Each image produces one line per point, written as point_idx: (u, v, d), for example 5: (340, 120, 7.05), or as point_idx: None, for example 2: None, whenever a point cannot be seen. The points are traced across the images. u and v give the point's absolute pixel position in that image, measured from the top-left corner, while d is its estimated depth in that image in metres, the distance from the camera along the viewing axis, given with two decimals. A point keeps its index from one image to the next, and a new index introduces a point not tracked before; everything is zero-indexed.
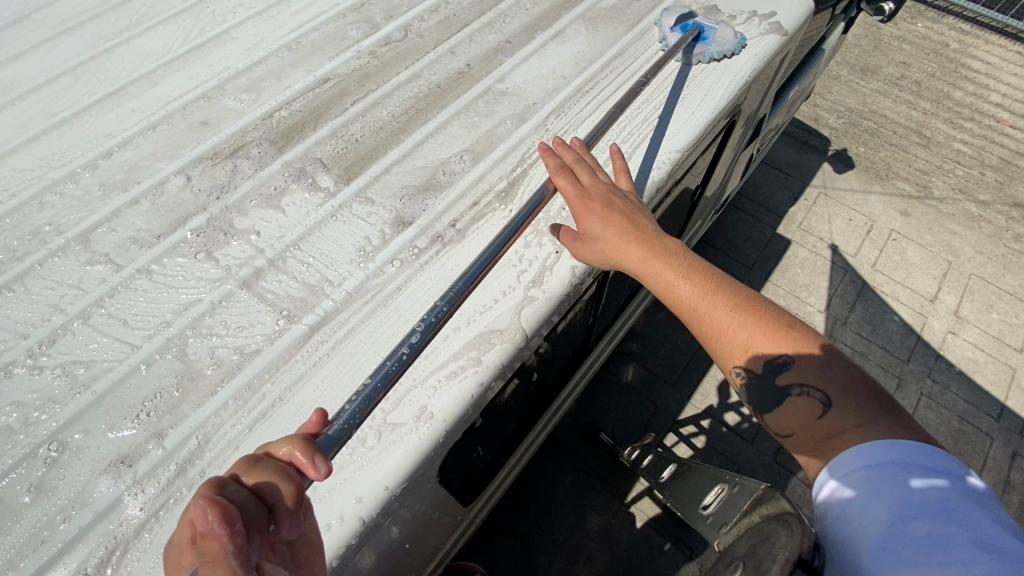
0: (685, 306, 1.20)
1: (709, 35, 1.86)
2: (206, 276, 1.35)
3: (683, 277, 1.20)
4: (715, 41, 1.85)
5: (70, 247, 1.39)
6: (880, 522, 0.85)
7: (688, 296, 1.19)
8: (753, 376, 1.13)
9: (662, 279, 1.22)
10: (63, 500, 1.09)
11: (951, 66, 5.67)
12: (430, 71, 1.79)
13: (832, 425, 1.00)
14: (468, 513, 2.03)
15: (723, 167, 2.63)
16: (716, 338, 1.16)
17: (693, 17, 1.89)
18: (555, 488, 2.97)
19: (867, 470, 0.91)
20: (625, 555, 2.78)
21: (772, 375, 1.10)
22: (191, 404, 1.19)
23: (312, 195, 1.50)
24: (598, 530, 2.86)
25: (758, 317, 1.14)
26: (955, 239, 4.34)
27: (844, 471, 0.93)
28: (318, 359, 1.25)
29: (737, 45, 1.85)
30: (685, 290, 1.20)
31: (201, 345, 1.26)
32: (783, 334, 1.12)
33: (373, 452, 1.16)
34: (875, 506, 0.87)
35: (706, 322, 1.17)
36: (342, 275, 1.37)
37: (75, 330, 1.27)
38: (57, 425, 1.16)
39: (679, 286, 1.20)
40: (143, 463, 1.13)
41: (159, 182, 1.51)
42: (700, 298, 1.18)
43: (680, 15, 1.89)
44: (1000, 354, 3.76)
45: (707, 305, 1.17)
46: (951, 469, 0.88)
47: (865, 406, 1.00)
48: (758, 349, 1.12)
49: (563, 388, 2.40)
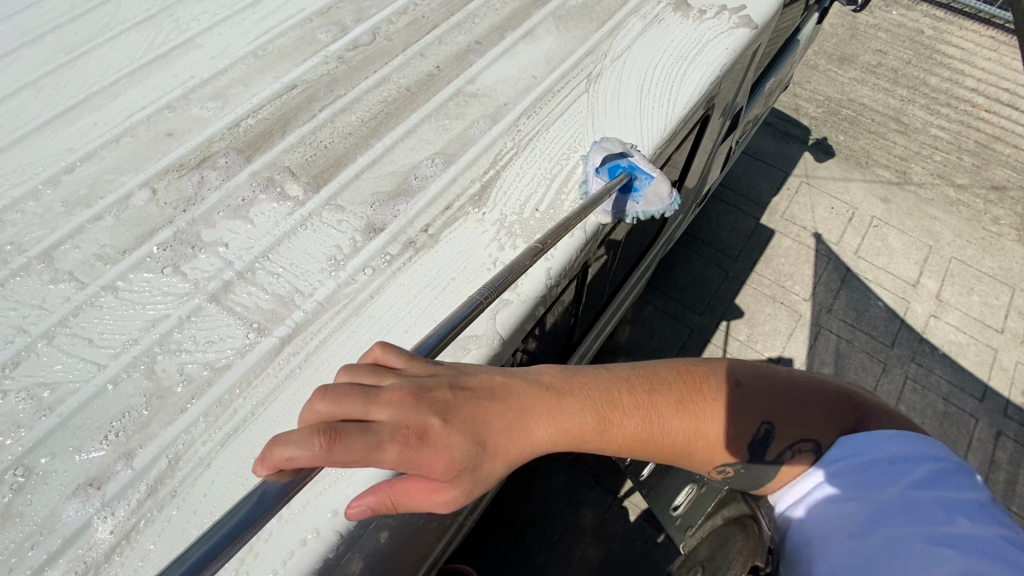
0: (640, 444, 1.07)
1: (642, 186, 1.46)
2: (174, 291, 1.33)
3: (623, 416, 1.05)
4: (645, 199, 1.44)
5: (33, 266, 1.35)
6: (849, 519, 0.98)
7: (632, 434, 1.05)
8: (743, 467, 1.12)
9: (599, 432, 1.04)
10: (30, 527, 1.06)
11: (925, 52, 5.73)
12: (399, 74, 1.77)
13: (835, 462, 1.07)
14: (457, 517, 2.02)
15: (700, 161, 2.64)
16: (685, 450, 1.10)
17: (627, 156, 1.48)
18: (546, 486, 2.96)
19: (835, 471, 1.04)
20: (618, 551, 2.79)
21: (761, 454, 1.10)
22: (161, 422, 1.17)
23: (281, 204, 1.48)
24: (591, 527, 2.86)
25: (690, 406, 1.09)
26: (935, 224, 4.40)
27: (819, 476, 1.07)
28: (291, 371, 1.23)
29: (670, 207, 1.44)
30: (626, 428, 1.05)
31: (170, 361, 1.24)
32: (741, 411, 1.10)
33: (349, 463, 1.15)
34: (844, 506, 1.00)
35: (668, 443, 1.08)
36: (313, 284, 1.35)
37: (40, 350, 1.24)
38: (22, 450, 1.13)
39: (603, 430, 1.04)
40: (113, 485, 1.10)
41: (124, 196, 1.48)
42: (640, 429, 1.05)
43: (609, 154, 1.49)
44: (981, 336, 3.82)
45: (660, 423, 1.07)
46: (912, 463, 0.98)
47: (838, 418, 1.10)
48: (737, 440, 1.10)
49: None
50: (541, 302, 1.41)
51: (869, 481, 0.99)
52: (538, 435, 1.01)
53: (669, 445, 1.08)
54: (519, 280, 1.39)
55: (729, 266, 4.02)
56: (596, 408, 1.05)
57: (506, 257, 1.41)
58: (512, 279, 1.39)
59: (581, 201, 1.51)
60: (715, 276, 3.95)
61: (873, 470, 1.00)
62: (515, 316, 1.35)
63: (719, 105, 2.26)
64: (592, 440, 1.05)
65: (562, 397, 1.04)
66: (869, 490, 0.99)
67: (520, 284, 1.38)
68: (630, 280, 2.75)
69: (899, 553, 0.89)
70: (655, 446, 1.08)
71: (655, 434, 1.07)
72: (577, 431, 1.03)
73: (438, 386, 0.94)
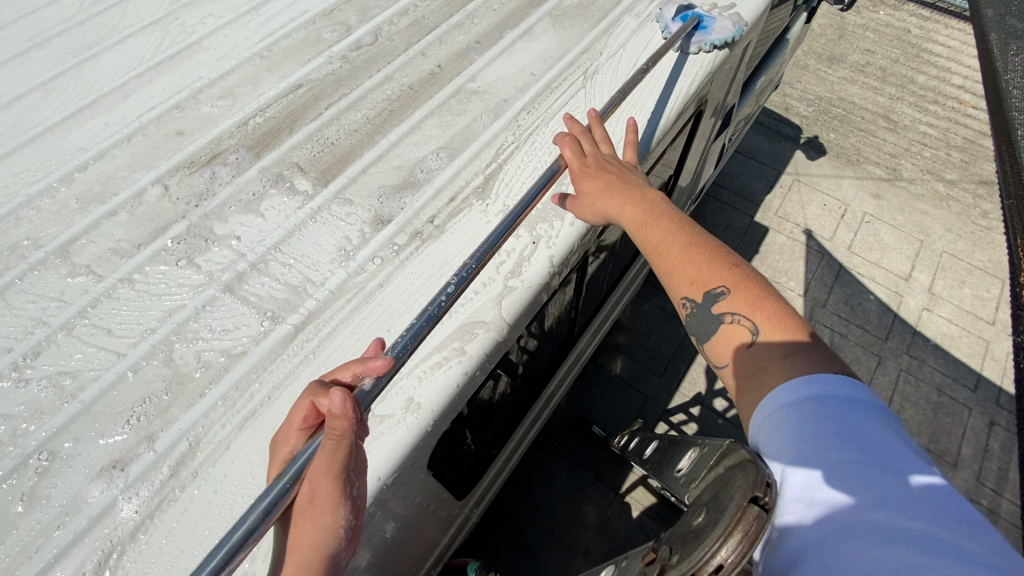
0: (646, 241, 1.30)
1: (709, 24, 1.93)
2: (189, 282, 1.37)
3: (648, 221, 1.30)
4: (715, 30, 1.90)
5: (50, 260, 1.39)
6: (820, 462, 0.87)
7: (651, 233, 1.29)
8: (693, 305, 1.23)
9: (631, 219, 1.32)
10: (56, 507, 1.10)
11: (913, 51, 5.84)
12: (402, 73, 1.82)
13: (765, 352, 1.09)
14: (464, 506, 2.06)
15: (695, 157, 2.70)
16: (672, 268, 1.26)
17: (693, 8, 1.94)
18: (549, 480, 3.01)
19: (794, 409, 0.95)
20: (620, 542, 2.83)
21: (709, 304, 1.20)
22: (180, 407, 1.21)
23: (291, 199, 1.52)
24: (593, 519, 2.91)
25: (710, 255, 1.23)
26: (925, 218, 4.49)
27: (778, 411, 0.97)
28: (305, 357, 1.27)
29: (736, 32, 1.91)
30: (644, 230, 1.30)
31: (187, 349, 1.28)
32: (725, 269, 1.21)
33: (363, 443, 1.19)
34: (813, 447, 0.89)
35: (668, 256, 1.27)
36: (324, 274, 1.39)
37: (59, 341, 1.28)
38: (46, 435, 1.17)
39: (642, 231, 1.30)
40: (135, 467, 1.14)
41: (137, 192, 1.52)
42: (660, 237, 1.28)
43: (679, 7, 1.94)
44: (973, 327, 3.89)
45: (668, 239, 1.27)
46: (853, 399, 0.95)
47: (803, 339, 1.08)
48: (699, 280, 1.22)
49: (550, 379, 2.44)
50: (544, 288, 1.46)
51: (828, 418, 0.92)
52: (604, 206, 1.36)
53: (648, 246, 1.30)
54: (522, 267, 1.43)
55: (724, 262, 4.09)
56: (677, 227, 1.28)
57: (510, 246, 1.46)
58: (516, 266, 1.44)
59: None
60: None
61: (830, 407, 0.93)
62: (520, 301, 1.39)
63: (712, 102, 2.33)
64: (639, 231, 1.31)
65: (663, 211, 1.32)
66: (828, 427, 0.90)
67: (524, 271, 1.43)
68: (628, 274, 2.80)
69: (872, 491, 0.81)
70: (646, 244, 1.30)
71: (662, 243, 1.28)
72: (639, 218, 1.31)
73: (605, 166, 1.40)
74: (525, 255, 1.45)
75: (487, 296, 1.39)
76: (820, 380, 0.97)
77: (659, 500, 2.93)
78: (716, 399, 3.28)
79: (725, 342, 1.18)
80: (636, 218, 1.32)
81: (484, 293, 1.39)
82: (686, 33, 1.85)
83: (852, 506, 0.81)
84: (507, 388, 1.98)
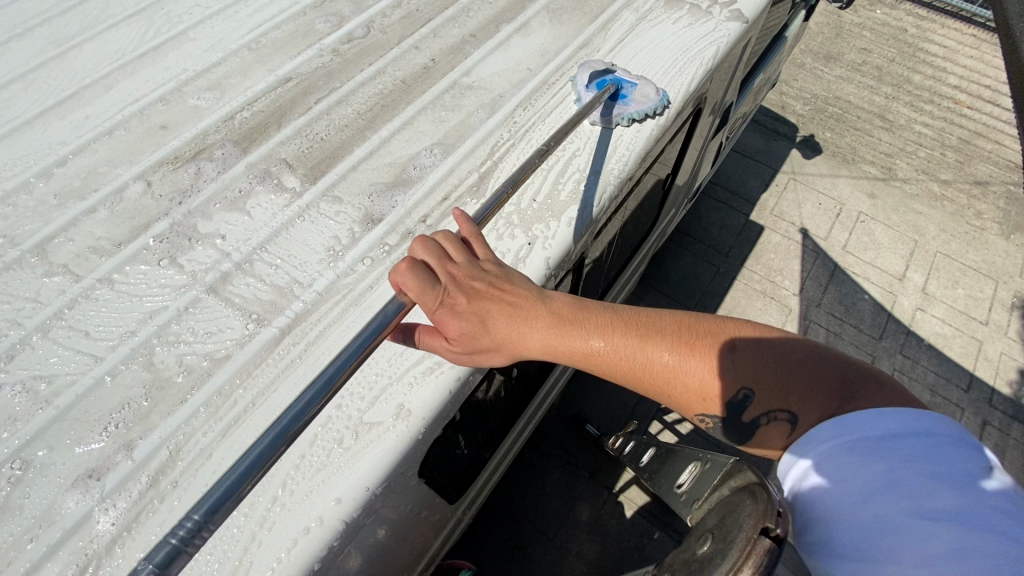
0: (628, 374, 1.20)
1: (629, 92, 1.70)
2: (171, 283, 1.32)
3: (603, 341, 1.21)
4: (634, 101, 1.67)
5: (26, 259, 1.34)
6: (845, 502, 0.92)
7: (629, 362, 1.19)
8: (719, 419, 1.19)
9: (598, 358, 1.21)
10: (29, 519, 1.05)
11: (909, 50, 5.83)
12: (395, 67, 1.77)
13: (806, 439, 1.06)
14: (456, 510, 2.02)
15: (693, 156, 2.67)
16: (670, 388, 1.19)
17: (610, 72, 1.73)
18: (543, 481, 2.98)
19: (825, 453, 0.99)
20: (615, 544, 2.81)
21: (737, 414, 1.15)
22: (161, 413, 1.16)
23: (278, 196, 1.47)
24: (588, 520, 2.88)
25: (694, 351, 1.17)
26: (920, 219, 4.48)
27: (807, 455, 1.02)
28: (291, 361, 1.23)
29: (658, 102, 1.68)
30: (619, 359, 1.20)
31: (169, 352, 1.23)
32: (724, 362, 1.16)
33: (352, 451, 1.15)
34: (837, 489, 0.94)
35: (653, 376, 1.18)
36: (312, 275, 1.35)
37: (35, 344, 1.23)
38: (19, 442, 1.12)
39: (616, 358, 1.20)
40: (112, 476, 1.09)
41: (118, 188, 1.46)
42: (636, 362, 1.18)
43: (595, 72, 1.72)
44: (966, 328, 3.89)
45: (650, 356, 1.18)
46: (898, 431, 0.94)
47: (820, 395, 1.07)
48: (712, 392, 1.16)
49: (544, 381, 2.40)
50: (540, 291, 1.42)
51: (859, 463, 0.94)
52: (530, 342, 1.21)
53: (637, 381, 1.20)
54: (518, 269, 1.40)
55: (721, 260, 4.07)
56: (592, 343, 1.21)
57: (505, 247, 1.42)
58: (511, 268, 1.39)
59: (578, 191, 1.53)
60: (707, 271, 3.99)
61: (862, 450, 0.95)
62: None
63: (711, 100, 2.29)
64: (579, 354, 1.22)
65: (571, 325, 1.22)
66: (859, 469, 0.93)
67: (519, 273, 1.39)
68: (624, 274, 2.77)
69: (895, 534, 0.84)
70: (635, 376, 1.20)
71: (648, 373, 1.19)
72: (576, 346, 1.21)
73: (474, 287, 1.17)
74: (520, 256, 1.41)
75: None
76: (852, 424, 0.98)
77: (654, 501, 2.91)
78: None
79: (764, 441, 1.14)
80: (580, 348, 1.21)
81: None
82: (603, 104, 1.63)
83: (887, 557, 0.84)
84: (501, 391, 1.94)
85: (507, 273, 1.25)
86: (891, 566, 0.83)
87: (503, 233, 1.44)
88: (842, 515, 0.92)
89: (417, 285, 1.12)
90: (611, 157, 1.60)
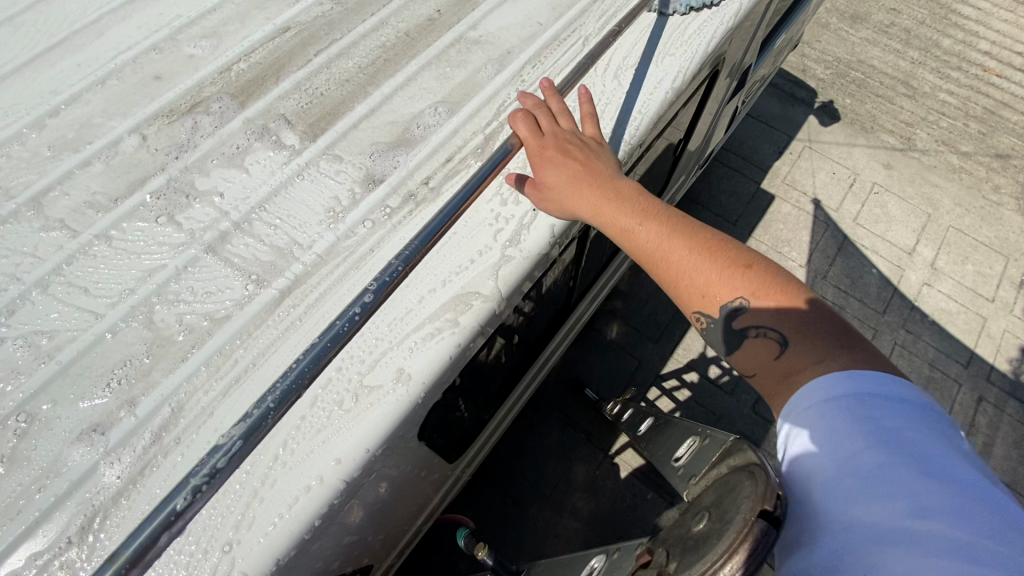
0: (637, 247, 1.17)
1: None
2: (169, 240, 1.30)
3: (637, 223, 1.16)
4: None
5: (22, 213, 1.32)
6: (836, 461, 0.82)
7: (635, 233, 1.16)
8: (709, 322, 1.09)
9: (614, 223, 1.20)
10: (36, 470, 1.07)
11: (941, 12, 5.53)
12: (398, 18, 1.68)
13: (790, 365, 0.96)
14: (455, 469, 2.07)
15: (706, 121, 2.57)
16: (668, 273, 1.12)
17: None
18: (541, 441, 3.04)
19: (819, 407, 0.87)
20: (609, 504, 2.88)
21: (728, 320, 1.06)
22: (162, 371, 1.17)
23: (277, 153, 1.43)
24: (584, 480, 2.95)
25: (716, 258, 1.07)
26: (935, 192, 4.37)
27: (799, 409, 0.90)
28: (292, 323, 1.22)
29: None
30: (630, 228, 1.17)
31: (169, 311, 1.22)
32: (739, 273, 1.05)
33: (352, 413, 1.16)
34: (830, 447, 0.84)
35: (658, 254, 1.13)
36: (312, 236, 1.32)
37: (34, 299, 1.22)
38: (23, 396, 1.13)
39: (633, 228, 1.16)
40: (116, 431, 1.11)
41: (114, 141, 1.42)
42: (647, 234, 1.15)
43: None
44: (972, 304, 3.86)
45: (670, 247, 1.11)
46: (895, 393, 0.86)
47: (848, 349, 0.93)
48: (714, 292, 1.06)
49: (546, 346, 2.42)
50: (543, 259, 1.39)
51: (857, 418, 0.84)
52: (572, 203, 1.24)
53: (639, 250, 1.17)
54: (521, 236, 1.36)
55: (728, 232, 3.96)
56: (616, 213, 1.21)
57: (509, 213, 1.39)
58: (515, 234, 1.37)
59: None
60: None
61: (860, 405, 0.85)
62: (517, 271, 1.33)
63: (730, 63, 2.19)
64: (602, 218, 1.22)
65: (613, 196, 1.22)
66: (856, 425, 0.83)
67: (522, 241, 1.36)
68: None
69: (893, 495, 0.76)
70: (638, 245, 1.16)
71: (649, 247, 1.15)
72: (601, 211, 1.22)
73: (562, 146, 1.27)
74: (524, 222, 1.38)
75: (484, 264, 1.33)
76: (856, 377, 0.88)
77: (649, 465, 2.97)
78: (711, 369, 3.28)
79: (751, 358, 1.04)
80: (616, 221, 1.18)
81: (480, 262, 1.33)
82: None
83: (882, 516, 0.75)
84: (502, 356, 1.94)
85: (596, 146, 1.32)
86: (888, 517, 0.74)
87: (507, 198, 1.40)
88: (833, 472, 0.82)
89: (527, 131, 1.30)
90: (622, 121, 1.54)
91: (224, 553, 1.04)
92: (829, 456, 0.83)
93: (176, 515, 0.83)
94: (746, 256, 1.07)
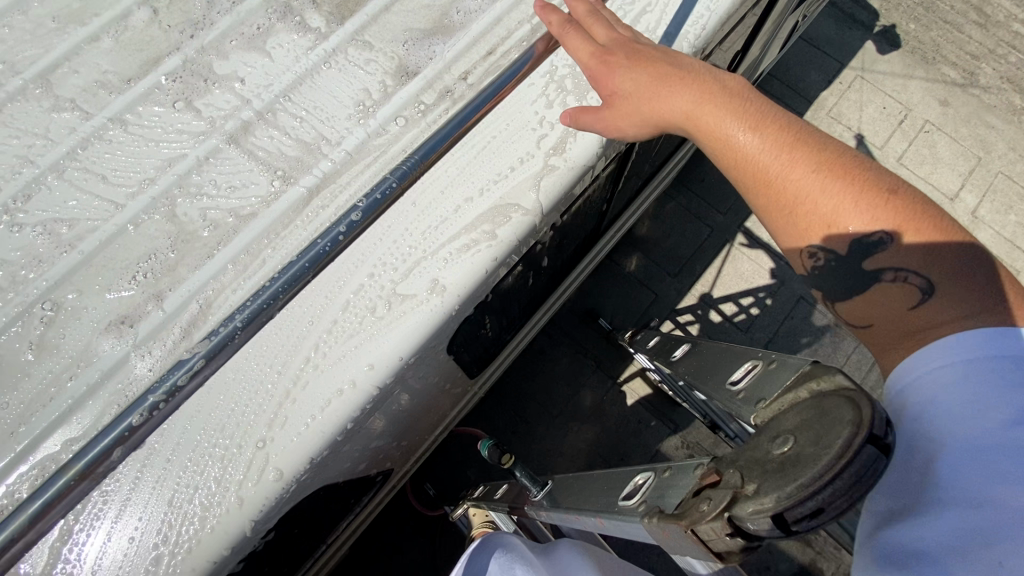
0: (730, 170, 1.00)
1: None
2: (188, 128, 1.20)
3: (748, 129, 0.98)
4: None
5: (30, 90, 1.21)
6: (975, 427, 0.65)
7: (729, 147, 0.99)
8: (833, 257, 0.89)
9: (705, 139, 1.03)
10: (67, 358, 1.06)
11: None
12: None
13: (930, 316, 0.76)
14: (473, 386, 2.08)
15: (766, 33, 2.32)
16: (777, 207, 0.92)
17: None
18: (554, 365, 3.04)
19: (961, 365, 0.70)
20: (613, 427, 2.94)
21: (859, 258, 0.86)
22: (188, 266, 1.12)
23: (301, 36, 1.29)
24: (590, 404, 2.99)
25: (855, 177, 0.86)
26: (990, 133, 4.04)
27: (928, 364, 0.73)
28: (321, 224, 1.15)
29: None
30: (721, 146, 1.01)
31: (192, 205, 1.15)
32: (883, 197, 0.84)
33: (385, 321, 1.12)
34: (967, 409, 0.67)
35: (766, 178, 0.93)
36: (341, 132, 1.22)
37: (50, 184, 1.15)
38: (47, 284, 1.10)
39: (738, 144, 0.98)
40: (145, 325, 1.08)
41: (122, 14, 1.29)
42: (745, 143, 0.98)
43: None
44: (1008, 256, 3.69)
45: (786, 162, 0.92)
46: None
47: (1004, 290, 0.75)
48: (843, 222, 0.86)
49: (567, 275, 2.32)
50: (589, 170, 1.27)
51: (1006, 385, 0.67)
52: (660, 105, 1.07)
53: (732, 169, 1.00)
54: (567, 144, 1.24)
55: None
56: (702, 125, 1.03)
57: (554, 117, 1.26)
58: (560, 142, 1.25)
59: None
60: None
61: (1010, 371, 0.68)
62: (561, 183, 1.23)
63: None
64: (697, 137, 1.05)
65: (696, 104, 1.05)
66: (1003, 393, 0.67)
67: (567, 150, 1.24)
68: (666, 168, 2.54)
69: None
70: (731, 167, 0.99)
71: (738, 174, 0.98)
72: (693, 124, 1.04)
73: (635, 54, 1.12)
74: (570, 129, 1.26)
75: (525, 173, 1.22)
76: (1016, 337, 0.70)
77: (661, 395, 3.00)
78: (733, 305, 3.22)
79: (874, 302, 0.87)
80: (718, 129, 1.01)
81: (521, 170, 1.22)
82: None
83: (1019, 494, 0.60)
84: (531, 279, 1.86)
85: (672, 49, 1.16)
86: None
87: (553, 100, 1.27)
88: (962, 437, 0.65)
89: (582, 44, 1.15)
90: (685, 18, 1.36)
91: (258, 450, 1.04)
92: (955, 420, 0.67)
93: (131, 430, 0.84)
94: (886, 176, 0.87)
